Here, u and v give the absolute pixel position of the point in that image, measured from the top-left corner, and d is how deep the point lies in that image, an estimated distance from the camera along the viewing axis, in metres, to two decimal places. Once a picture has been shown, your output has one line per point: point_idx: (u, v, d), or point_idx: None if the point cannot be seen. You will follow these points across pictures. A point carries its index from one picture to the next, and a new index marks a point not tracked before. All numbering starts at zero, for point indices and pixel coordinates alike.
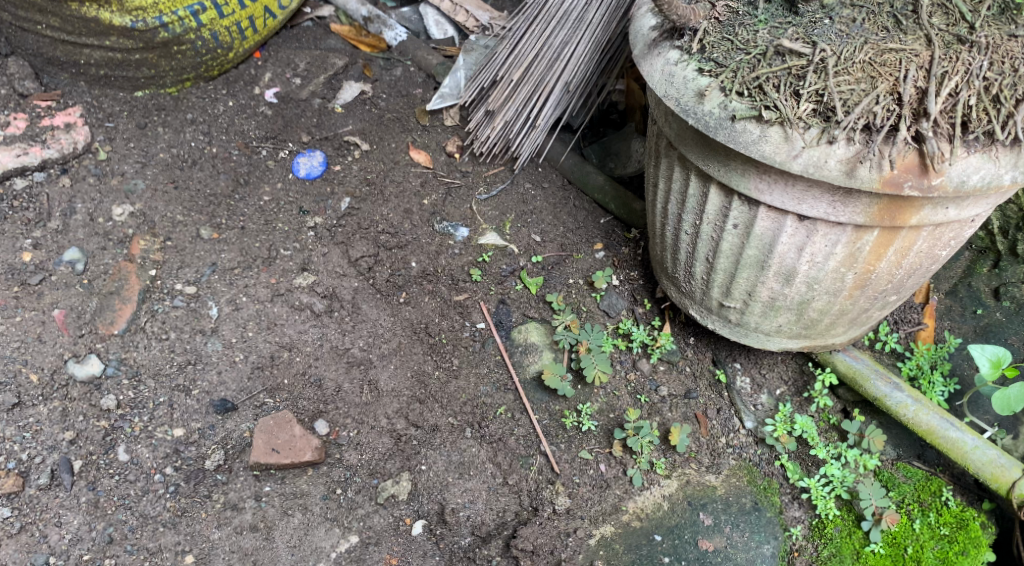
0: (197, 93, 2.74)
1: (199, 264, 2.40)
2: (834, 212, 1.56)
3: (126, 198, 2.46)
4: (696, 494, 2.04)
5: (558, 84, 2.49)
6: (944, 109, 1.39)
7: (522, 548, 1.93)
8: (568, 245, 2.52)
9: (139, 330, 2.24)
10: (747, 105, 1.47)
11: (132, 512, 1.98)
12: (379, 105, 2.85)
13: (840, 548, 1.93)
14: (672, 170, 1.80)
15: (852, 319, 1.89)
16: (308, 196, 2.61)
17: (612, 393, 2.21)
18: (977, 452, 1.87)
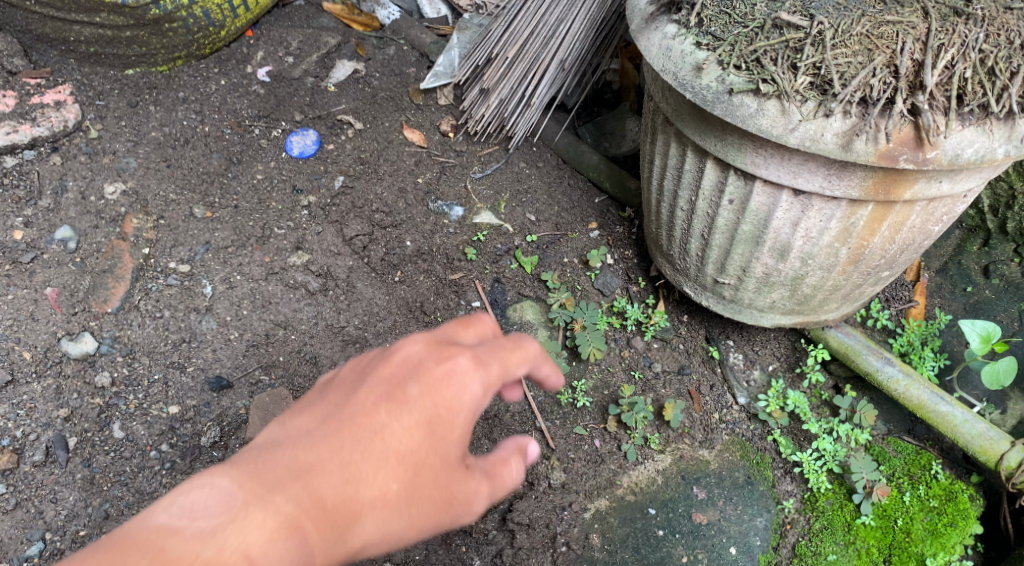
0: (189, 72, 2.72)
1: (193, 242, 2.38)
2: (829, 185, 1.58)
3: (118, 175, 2.44)
4: (690, 469, 2.07)
5: (553, 62, 2.48)
6: (940, 82, 1.41)
7: (518, 522, 1.94)
8: (563, 224, 2.53)
9: (132, 308, 2.23)
10: (744, 78, 1.48)
11: (128, 488, 1.98)
12: (373, 84, 2.83)
13: (831, 521, 1.96)
14: (668, 146, 1.81)
15: (845, 294, 1.91)
16: (302, 174, 2.59)
17: (607, 370, 2.23)
18: (966, 425, 1.90)
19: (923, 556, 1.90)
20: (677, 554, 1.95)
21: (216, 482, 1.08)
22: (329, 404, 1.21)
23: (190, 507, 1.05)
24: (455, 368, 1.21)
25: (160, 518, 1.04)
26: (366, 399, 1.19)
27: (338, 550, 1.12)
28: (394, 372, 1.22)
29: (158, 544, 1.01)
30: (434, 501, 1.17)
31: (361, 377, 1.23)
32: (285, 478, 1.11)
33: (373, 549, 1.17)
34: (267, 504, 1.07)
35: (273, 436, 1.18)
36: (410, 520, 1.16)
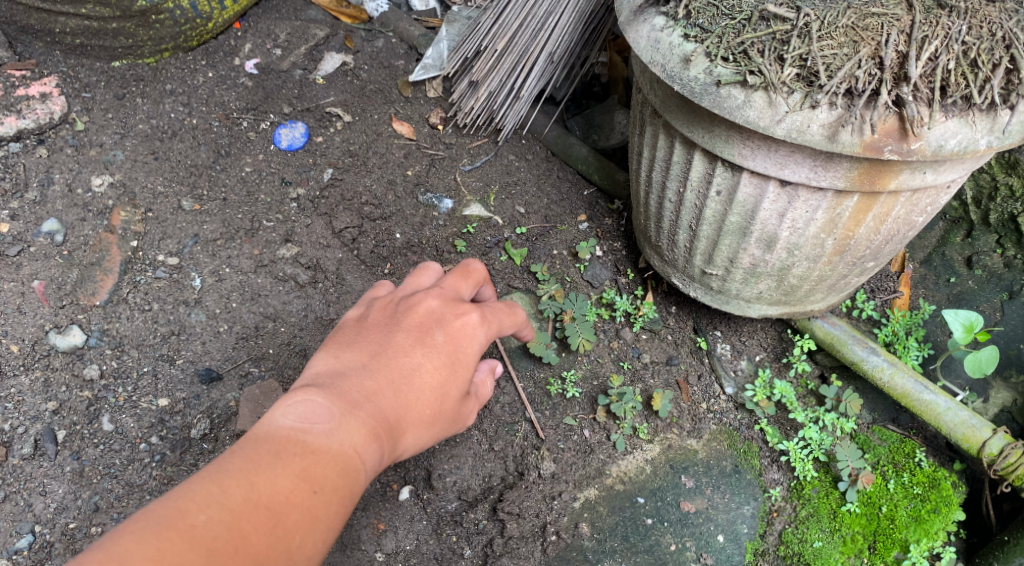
0: (176, 64, 2.70)
1: (182, 235, 2.37)
2: (816, 175, 1.59)
3: (105, 168, 2.42)
4: (678, 458, 2.10)
5: (542, 54, 2.49)
6: (924, 73, 1.42)
7: (508, 511, 1.96)
8: (552, 217, 2.54)
9: (121, 301, 2.22)
10: (731, 70, 1.50)
11: (118, 480, 1.99)
12: (361, 76, 2.81)
13: (817, 509, 1.99)
14: (656, 138, 1.82)
15: (831, 284, 1.93)
16: (290, 167, 2.58)
17: (596, 361, 2.24)
18: (950, 413, 1.93)
19: (907, 542, 1.93)
20: (666, 542, 1.97)
21: (314, 397, 1.30)
22: (374, 342, 1.43)
23: (302, 414, 1.28)
24: (471, 315, 1.46)
25: (283, 423, 1.26)
26: (405, 341, 1.43)
27: (399, 451, 1.39)
28: (422, 319, 1.45)
29: (296, 442, 1.24)
30: (457, 416, 1.46)
31: (395, 322, 1.46)
32: (358, 399, 1.34)
33: (411, 451, 1.45)
34: (358, 414, 1.31)
35: (335, 365, 1.39)
36: (443, 428, 1.45)
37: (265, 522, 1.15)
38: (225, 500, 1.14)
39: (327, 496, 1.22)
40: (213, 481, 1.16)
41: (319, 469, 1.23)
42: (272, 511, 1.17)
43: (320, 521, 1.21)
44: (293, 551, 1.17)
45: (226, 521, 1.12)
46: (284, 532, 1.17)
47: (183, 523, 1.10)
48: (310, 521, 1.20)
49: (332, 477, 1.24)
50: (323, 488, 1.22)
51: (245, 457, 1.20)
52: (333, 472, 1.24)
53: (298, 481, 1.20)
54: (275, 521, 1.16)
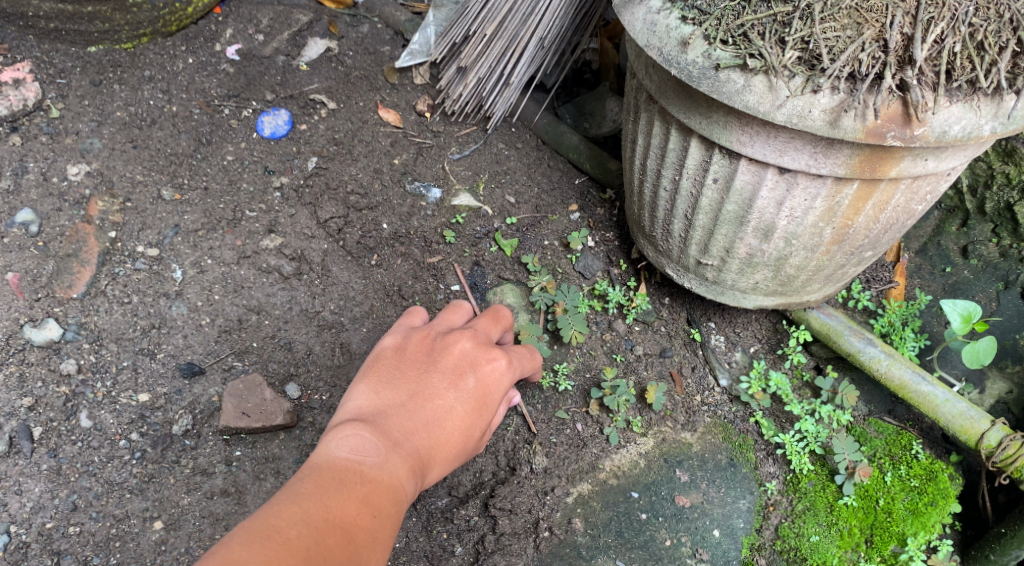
0: (155, 49, 2.62)
1: (162, 226, 2.30)
2: (816, 163, 1.56)
3: (82, 156, 2.34)
4: (672, 451, 2.06)
5: (533, 40, 2.41)
6: (929, 56, 1.39)
7: (500, 507, 1.92)
8: (543, 206, 2.49)
9: (98, 294, 2.16)
10: (731, 53, 1.45)
11: (97, 478, 1.94)
12: (346, 62, 2.74)
13: (814, 502, 1.96)
14: (652, 125, 1.77)
15: (828, 275, 1.89)
16: (274, 155, 2.51)
17: (588, 353, 2.20)
18: (948, 405, 1.91)
19: (904, 536, 1.90)
20: (661, 538, 1.93)
21: (362, 431, 1.38)
22: (412, 379, 1.52)
23: (354, 446, 1.34)
24: (502, 360, 1.60)
25: (338, 453, 1.32)
26: (440, 381, 1.53)
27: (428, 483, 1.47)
28: (458, 361, 1.57)
29: (356, 472, 1.30)
30: (474, 449, 1.58)
31: (433, 360, 1.57)
32: (401, 434, 1.42)
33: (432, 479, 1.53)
34: (401, 450, 1.39)
35: (376, 400, 1.48)
36: (462, 460, 1.55)
37: (343, 539, 1.20)
38: (308, 517, 1.20)
39: (386, 520, 1.28)
40: (294, 501, 1.21)
41: (378, 498, 1.29)
42: (347, 528, 1.22)
43: (382, 540, 1.27)
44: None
45: (312, 535, 1.17)
46: (358, 549, 1.22)
47: (278, 535, 1.15)
48: (374, 542, 1.25)
49: (388, 504, 1.30)
50: (382, 514, 1.28)
51: (315, 482, 1.26)
52: (389, 502, 1.30)
53: (363, 505, 1.26)
54: (349, 538, 1.21)
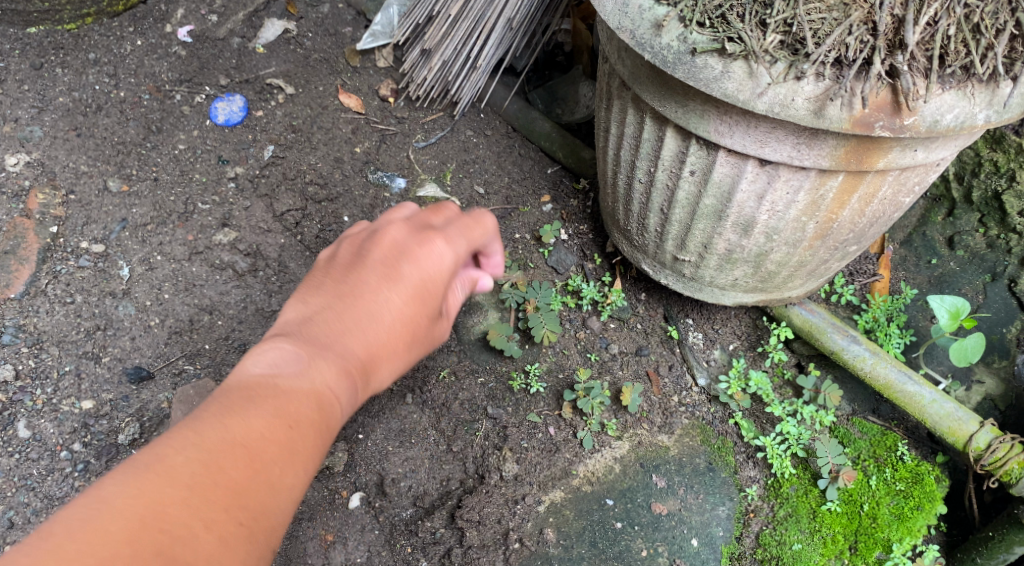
0: (101, 31, 2.45)
1: (108, 220, 2.16)
2: (799, 154, 1.45)
3: (21, 146, 2.20)
4: (649, 455, 1.97)
5: (500, 20, 2.29)
6: (922, 40, 1.28)
7: (467, 518, 1.82)
8: (514, 197, 2.36)
9: (38, 293, 2.02)
10: (708, 37, 1.34)
11: (36, 493, 1.81)
12: (305, 45, 2.57)
13: (796, 508, 1.87)
14: (625, 113, 1.66)
15: (811, 270, 1.80)
16: (228, 144, 2.35)
17: (561, 352, 2.09)
18: (934, 406, 1.83)
19: (889, 541, 1.83)
20: (637, 547, 1.84)
21: (282, 342, 1.16)
22: (340, 282, 1.23)
23: (271, 360, 1.14)
24: (437, 245, 1.25)
25: (251, 371, 1.12)
26: (370, 277, 1.23)
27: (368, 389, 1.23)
28: (390, 251, 1.25)
29: (269, 386, 1.10)
30: (428, 345, 1.31)
31: (362, 258, 1.25)
32: (323, 340, 1.18)
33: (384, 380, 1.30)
34: (328, 356, 1.17)
35: (302, 310, 1.22)
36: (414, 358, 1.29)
37: (247, 467, 1.02)
38: (205, 440, 1.02)
39: (309, 441, 1.10)
40: (189, 425, 1.04)
41: (297, 415, 1.09)
42: (253, 455, 1.03)
43: (303, 466, 1.08)
44: (278, 498, 1.05)
45: (206, 465, 1.00)
46: (270, 480, 1.04)
47: (160, 465, 0.98)
48: (291, 468, 1.07)
49: (311, 420, 1.11)
50: (301, 427, 1.09)
51: (218, 404, 1.07)
52: (312, 421, 1.11)
53: (273, 429, 1.06)
54: (257, 468, 1.03)
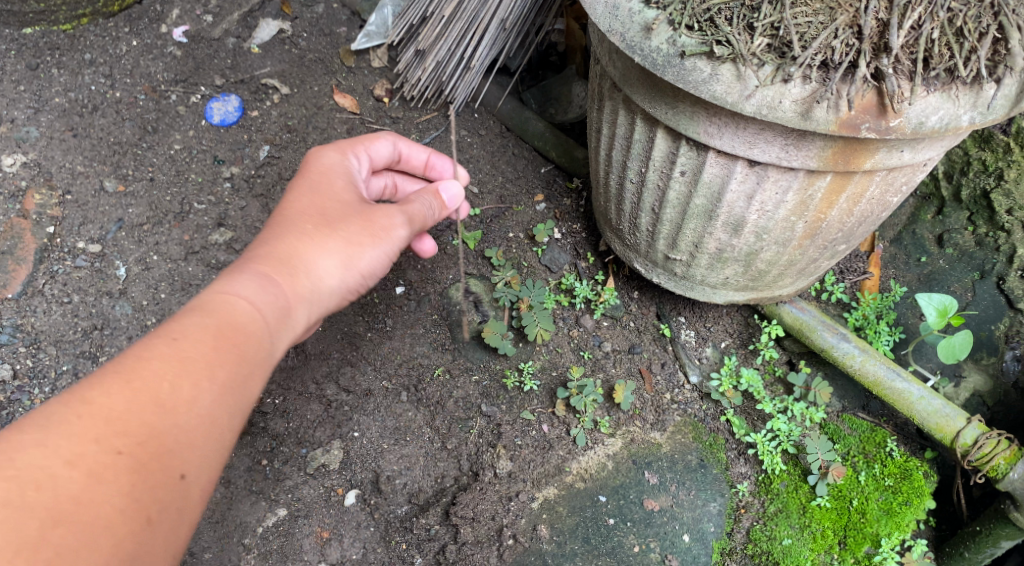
0: (96, 31, 2.46)
1: (105, 220, 2.18)
2: (787, 155, 1.47)
3: (18, 146, 2.22)
4: (642, 452, 1.99)
5: (493, 21, 2.31)
6: (906, 43, 1.30)
7: (462, 515, 1.84)
8: (507, 196, 2.38)
9: (36, 293, 2.05)
10: (697, 40, 1.35)
11: None
12: (300, 45, 2.57)
13: (786, 504, 1.90)
14: (616, 114, 1.67)
15: (800, 269, 1.82)
16: (224, 144, 2.36)
17: (554, 351, 2.11)
18: (922, 402, 1.85)
19: (878, 537, 1.85)
20: (629, 543, 1.86)
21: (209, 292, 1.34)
22: None
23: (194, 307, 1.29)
24: (313, 150, 1.54)
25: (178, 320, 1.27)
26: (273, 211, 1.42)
27: (302, 284, 1.33)
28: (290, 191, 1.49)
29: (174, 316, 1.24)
30: (366, 227, 1.40)
31: None
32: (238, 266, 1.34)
33: (348, 282, 1.39)
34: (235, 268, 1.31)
35: None
36: (353, 241, 1.38)
37: (144, 403, 1.11)
38: (96, 385, 1.10)
39: (213, 355, 1.19)
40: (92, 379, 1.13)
41: (187, 336, 1.18)
42: (146, 389, 1.12)
43: (208, 381, 1.17)
44: (182, 422, 1.13)
45: (96, 409, 1.07)
46: (168, 407, 1.12)
47: (51, 419, 1.05)
48: (192, 390, 1.15)
49: (208, 338, 1.19)
50: (193, 337, 1.19)
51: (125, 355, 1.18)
52: (210, 336, 1.20)
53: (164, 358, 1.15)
54: (154, 400, 1.12)
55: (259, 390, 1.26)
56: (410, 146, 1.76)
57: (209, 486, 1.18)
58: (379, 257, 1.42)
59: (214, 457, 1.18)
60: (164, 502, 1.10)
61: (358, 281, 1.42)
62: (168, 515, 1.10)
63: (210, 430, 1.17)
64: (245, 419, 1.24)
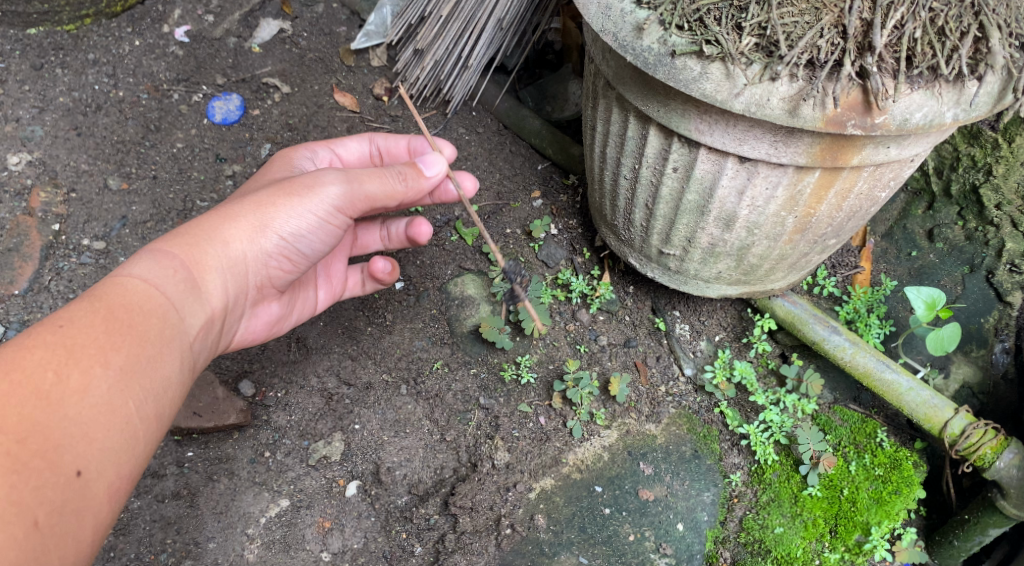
0: (99, 31, 2.49)
1: (109, 217, 2.21)
2: (776, 151, 1.50)
3: (23, 145, 2.26)
4: (637, 443, 2.03)
5: (490, 21, 2.35)
6: (890, 42, 1.34)
7: (460, 505, 1.88)
8: (505, 193, 2.41)
9: (42, 290, 2.09)
10: (687, 39, 1.39)
11: None
12: (300, 44, 2.61)
13: (778, 493, 1.95)
14: (610, 112, 1.71)
15: (792, 263, 1.86)
16: (225, 143, 2.40)
17: (551, 344, 2.15)
18: (911, 393, 1.89)
19: (868, 525, 1.89)
20: (624, 532, 1.90)
21: None
22: None
23: None
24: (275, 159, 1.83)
25: None
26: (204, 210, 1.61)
27: (207, 253, 1.47)
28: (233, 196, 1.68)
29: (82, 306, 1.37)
30: (280, 189, 1.51)
31: None
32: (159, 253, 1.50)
33: (264, 243, 1.52)
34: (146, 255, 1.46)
35: None
36: (262, 206, 1.50)
37: (28, 399, 1.18)
38: None
39: (105, 339, 1.29)
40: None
41: (74, 323, 1.28)
42: (32, 383, 1.19)
43: (101, 366, 1.27)
44: (68, 413, 1.21)
45: None
46: (54, 399, 1.20)
47: None
48: (83, 377, 1.24)
49: (98, 323, 1.30)
50: (76, 326, 1.28)
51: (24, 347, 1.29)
52: (101, 321, 1.30)
53: (51, 348, 1.23)
54: (35, 392, 1.19)
55: (162, 371, 1.36)
56: (387, 140, 1.87)
57: (113, 477, 1.26)
58: (300, 217, 1.51)
59: (113, 447, 1.26)
60: (59, 498, 1.16)
61: (279, 244, 1.54)
62: (58, 514, 1.16)
63: (106, 417, 1.25)
64: (143, 404, 1.32)
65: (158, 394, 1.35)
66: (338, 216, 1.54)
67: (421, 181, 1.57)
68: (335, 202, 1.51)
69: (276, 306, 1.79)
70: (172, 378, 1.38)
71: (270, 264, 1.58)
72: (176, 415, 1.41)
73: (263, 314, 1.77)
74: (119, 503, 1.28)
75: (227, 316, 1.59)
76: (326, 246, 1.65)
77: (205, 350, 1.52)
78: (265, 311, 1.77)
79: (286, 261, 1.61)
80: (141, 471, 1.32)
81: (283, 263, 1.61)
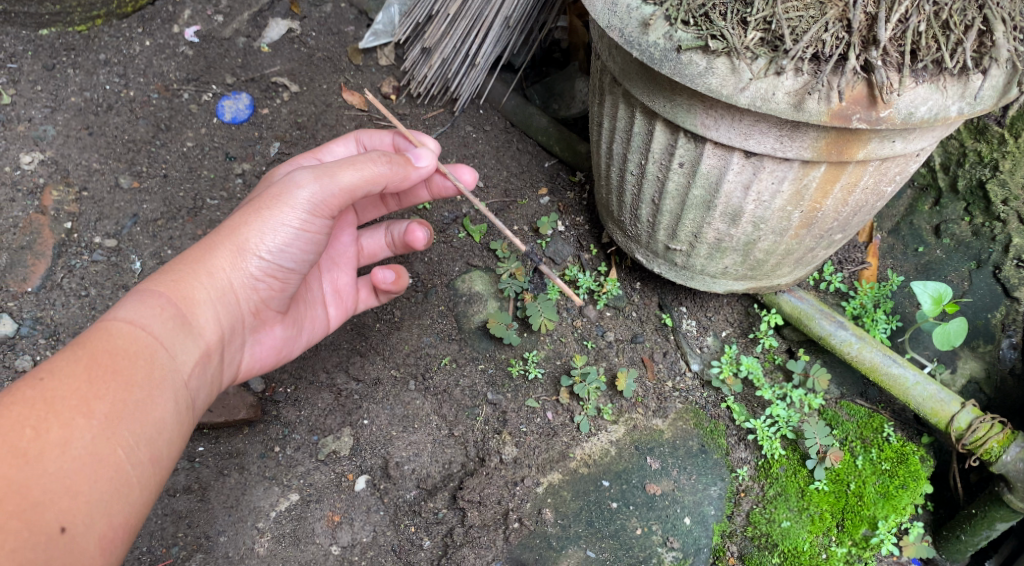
0: (110, 32, 2.52)
1: (120, 215, 2.24)
2: (782, 146, 1.51)
3: (35, 144, 2.28)
4: (644, 438, 2.04)
5: (498, 19, 2.36)
6: (894, 36, 1.34)
7: (468, 499, 1.89)
8: (512, 190, 2.42)
9: (54, 287, 2.11)
10: (692, 34, 1.40)
11: None
12: (309, 43, 2.63)
13: (785, 488, 1.95)
14: (616, 108, 1.72)
15: (798, 258, 1.86)
16: (235, 141, 2.42)
17: (559, 340, 2.16)
18: (918, 388, 1.89)
19: (875, 519, 1.89)
20: (631, 526, 1.91)
21: None
22: None
23: None
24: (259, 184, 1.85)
25: None
26: None
27: (192, 285, 1.48)
28: None
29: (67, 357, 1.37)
30: (252, 207, 1.50)
31: None
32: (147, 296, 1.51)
33: (248, 265, 1.52)
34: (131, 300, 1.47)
35: None
36: (236, 228, 1.50)
37: (4, 459, 1.17)
38: None
39: (87, 388, 1.28)
40: None
41: (54, 374, 1.27)
42: (10, 441, 1.18)
43: (83, 417, 1.25)
44: (48, 468, 1.20)
45: None
46: (33, 455, 1.19)
47: None
48: (64, 430, 1.23)
49: (79, 372, 1.29)
50: (56, 376, 1.27)
51: None
52: (83, 369, 1.29)
53: (30, 403, 1.22)
54: (14, 451, 1.18)
55: (151, 415, 1.34)
56: (371, 139, 1.86)
57: (104, 529, 1.25)
58: (276, 230, 1.50)
59: (102, 498, 1.24)
60: (42, 557, 1.15)
61: (262, 264, 1.53)
62: None
63: (91, 468, 1.24)
64: (133, 451, 1.30)
65: (149, 438, 1.33)
66: (316, 222, 1.53)
67: (410, 168, 1.56)
68: (309, 205, 1.49)
69: (280, 328, 1.77)
70: (166, 420, 1.37)
71: (260, 286, 1.58)
72: (174, 458, 1.40)
73: (268, 338, 1.75)
74: (114, 554, 1.27)
75: (224, 346, 1.58)
76: (314, 257, 1.63)
77: (205, 385, 1.51)
78: (269, 335, 1.75)
79: (276, 280, 1.60)
80: (137, 518, 1.31)
81: (273, 283, 1.60)
